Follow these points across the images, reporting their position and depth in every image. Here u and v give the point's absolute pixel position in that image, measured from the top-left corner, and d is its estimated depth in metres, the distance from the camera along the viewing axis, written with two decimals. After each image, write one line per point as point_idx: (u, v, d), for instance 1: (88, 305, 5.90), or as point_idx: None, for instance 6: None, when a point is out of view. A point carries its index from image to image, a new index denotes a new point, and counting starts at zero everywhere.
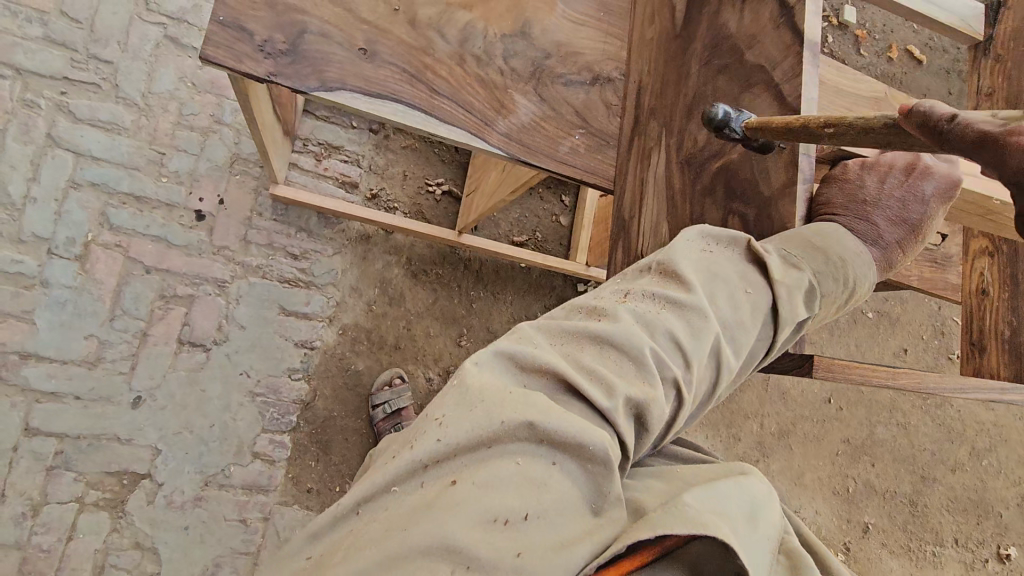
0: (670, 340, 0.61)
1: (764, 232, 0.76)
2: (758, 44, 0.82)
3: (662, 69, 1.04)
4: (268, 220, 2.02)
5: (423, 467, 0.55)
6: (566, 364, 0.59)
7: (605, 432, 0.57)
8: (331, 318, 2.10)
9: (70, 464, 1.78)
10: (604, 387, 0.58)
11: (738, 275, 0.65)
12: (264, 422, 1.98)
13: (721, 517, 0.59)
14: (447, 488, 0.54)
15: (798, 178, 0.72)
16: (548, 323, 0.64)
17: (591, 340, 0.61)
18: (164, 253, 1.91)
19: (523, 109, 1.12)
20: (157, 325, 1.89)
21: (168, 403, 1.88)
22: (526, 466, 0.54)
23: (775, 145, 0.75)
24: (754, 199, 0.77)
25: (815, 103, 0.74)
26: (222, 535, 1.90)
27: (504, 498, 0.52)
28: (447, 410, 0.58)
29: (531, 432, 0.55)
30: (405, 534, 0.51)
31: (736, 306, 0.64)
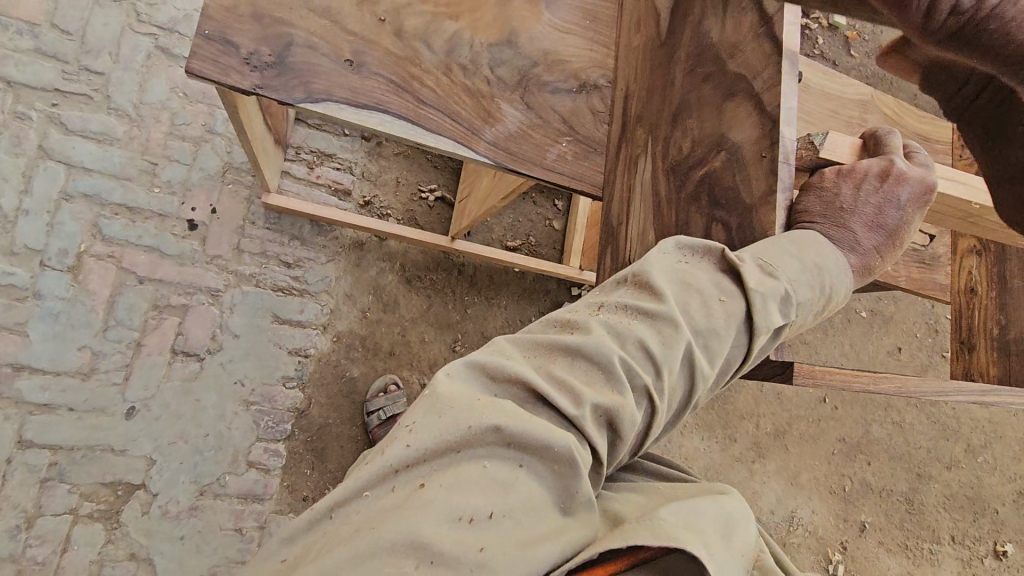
0: (641, 347, 0.62)
1: (746, 239, 0.77)
2: (739, 53, 0.83)
3: (647, 76, 1.05)
4: (261, 229, 2.03)
5: (395, 473, 0.55)
6: (537, 374, 0.60)
7: (572, 437, 0.57)
8: (325, 325, 2.10)
9: (64, 475, 1.78)
10: (575, 396, 0.59)
11: (710, 281, 0.66)
12: (259, 431, 1.98)
13: (696, 532, 0.60)
14: (416, 492, 0.54)
15: (778, 186, 0.73)
16: (522, 335, 0.65)
17: (562, 350, 0.62)
18: (157, 263, 1.91)
19: (509, 117, 1.13)
20: (151, 335, 1.89)
21: (163, 412, 1.88)
22: (496, 471, 0.55)
23: (756, 152, 0.76)
24: (736, 207, 0.78)
25: (794, 111, 0.74)
26: (218, 544, 1.89)
27: (473, 501, 0.53)
28: (420, 416, 0.58)
29: (501, 439, 0.56)
30: (373, 535, 0.51)
31: (708, 313, 0.64)
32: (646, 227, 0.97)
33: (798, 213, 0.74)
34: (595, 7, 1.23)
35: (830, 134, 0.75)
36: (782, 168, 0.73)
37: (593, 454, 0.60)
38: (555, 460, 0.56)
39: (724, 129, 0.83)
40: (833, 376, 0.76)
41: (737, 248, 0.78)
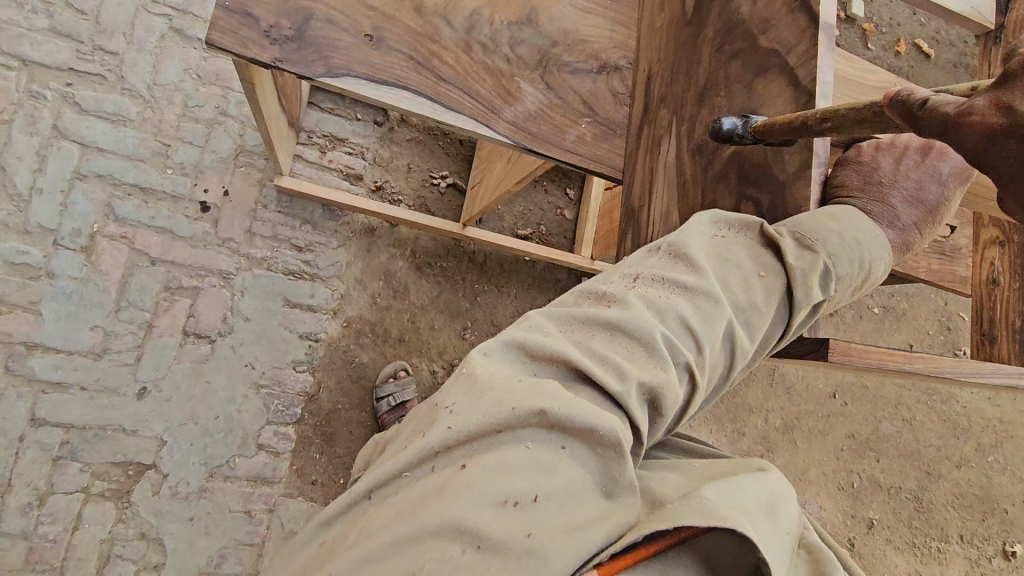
0: (682, 324, 0.60)
1: (776, 217, 0.75)
2: (771, 28, 0.81)
3: (673, 57, 1.04)
4: (273, 213, 2.02)
5: (434, 455, 0.55)
6: (576, 351, 0.58)
7: (616, 418, 0.56)
8: (335, 310, 2.10)
9: (76, 454, 1.79)
10: (616, 374, 0.57)
11: (749, 256, 0.65)
12: (268, 414, 1.98)
13: (739, 516, 0.58)
14: (457, 474, 0.53)
15: (813, 161, 0.71)
16: (558, 310, 0.63)
17: (601, 327, 0.60)
18: (169, 244, 1.91)
19: (529, 97, 1.12)
20: (163, 317, 1.89)
21: (173, 394, 1.88)
22: (537, 451, 0.54)
23: (790, 127, 0.74)
24: (768, 184, 0.77)
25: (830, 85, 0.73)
26: (226, 526, 1.90)
27: (515, 483, 0.52)
28: (458, 398, 0.57)
29: (544, 418, 0.54)
30: (417, 520, 0.51)
31: (750, 289, 0.63)
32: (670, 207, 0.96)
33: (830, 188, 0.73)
34: None
35: None
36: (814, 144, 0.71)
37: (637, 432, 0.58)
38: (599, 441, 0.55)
39: (756, 107, 0.82)
40: (868, 356, 0.74)
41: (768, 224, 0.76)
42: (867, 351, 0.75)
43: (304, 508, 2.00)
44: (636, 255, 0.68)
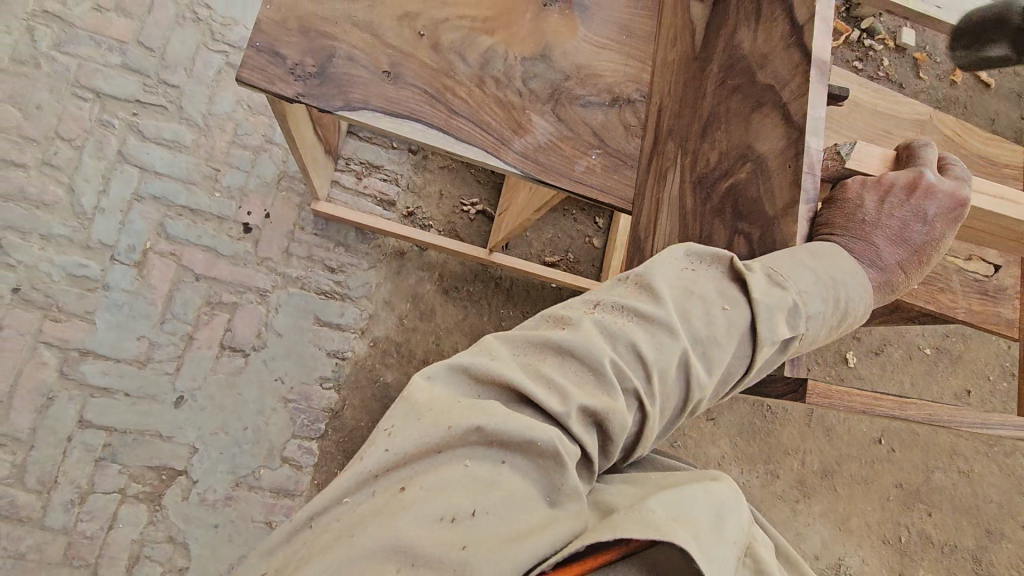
0: (633, 351, 0.61)
1: (766, 253, 0.74)
2: (768, 63, 0.81)
3: (681, 92, 1.06)
4: (309, 235, 2.13)
5: (377, 474, 0.57)
6: (521, 373, 0.59)
7: (558, 435, 0.57)
8: (362, 329, 2.16)
9: (116, 456, 1.90)
10: (559, 395, 0.58)
11: (715, 289, 0.64)
12: (294, 428, 2.05)
13: (688, 532, 0.58)
14: (397, 493, 0.55)
15: (800, 198, 0.70)
16: (512, 333, 0.64)
17: (551, 349, 0.61)
18: (213, 262, 2.04)
19: (539, 129, 1.15)
20: (202, 330, 2.00)
21: (207, 404, 1.98)
22: (477, 467, 0.55)
23: (780, 163, 0.74)
24: (759, 218, 0.76)
25: (821, 121, 0.71)
26: (248, 535, 1.96)
27: (452, 500, 0.54)
28: (402, 418, 0.59)
29: (482, 435, 0.56)
30: (355, 539, 0.53)
31: (710, 320, 0.63)
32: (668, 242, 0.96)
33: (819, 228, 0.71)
34: (630, 23, 1.24)
35: (859, 145, 0.74)
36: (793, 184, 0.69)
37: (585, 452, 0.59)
38: (537, 456, 0.56)
39: (751, 141, 0.81)
40: (853, 400, 0.71)
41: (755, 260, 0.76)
42: (852, 394, 0.71)
43: None
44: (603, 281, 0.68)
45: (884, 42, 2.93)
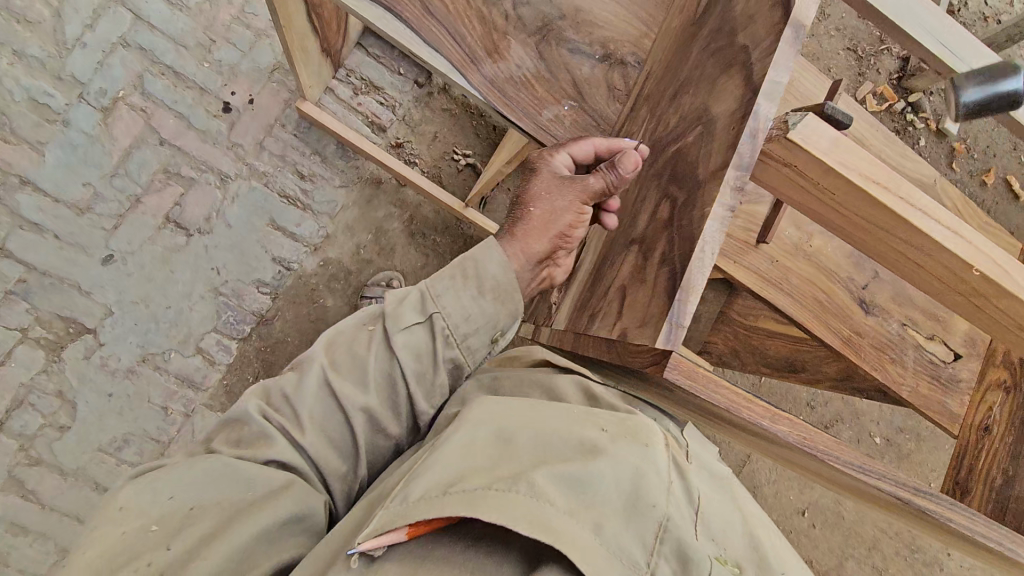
0: (411, 346, 0.92)
1: (682, 214, 0.65)
2: (751, 24, 0.71)
3: (670, 58, 0.97)
4: (289, 134, 2.05)
5: (132, 497, 0.77)
6: (395, 309, 0.93)
7: (375, 366, 0.91)
8: (317, 247, 2.10)
9: (28, 295, 1.84)
10: (400, 317, 0.92)
11: (481, 303, 0.93)
12: (218, 322, 1.99)
13: (557, 510, 0.70)
14: (143, 506, 0.77)
15: (731, 161, 0.60)
16: (337, 334, 0.95)
17: (432, 279, 0.95)
18: (181, 131, 1.96)
19: (515, 59, 1.06)
20: (152, 196, 1.93)
21: (136, 272, 1.91)
22: (256, 450, 0.85)
23: (726, 127, 0.65)
24: (689, 182, 0.67)
25: (780, 85, 0.61)
26: (140, 414, 1.90)
27: (236, 484, 0.81)
28: (138, 470, 0.84)
29: (258, 416, 0.87)
30: (107, 554, 0.73)
31: (465, 315, 0.92)
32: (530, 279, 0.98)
33: (704, 186, 0.63)
34: None
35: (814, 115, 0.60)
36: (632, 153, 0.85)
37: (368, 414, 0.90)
38: (365, 365, 0.91)
39: (709, 103, 0.73)
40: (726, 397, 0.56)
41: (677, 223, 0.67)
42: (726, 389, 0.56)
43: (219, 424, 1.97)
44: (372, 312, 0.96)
45: (927, 122, 2.81)
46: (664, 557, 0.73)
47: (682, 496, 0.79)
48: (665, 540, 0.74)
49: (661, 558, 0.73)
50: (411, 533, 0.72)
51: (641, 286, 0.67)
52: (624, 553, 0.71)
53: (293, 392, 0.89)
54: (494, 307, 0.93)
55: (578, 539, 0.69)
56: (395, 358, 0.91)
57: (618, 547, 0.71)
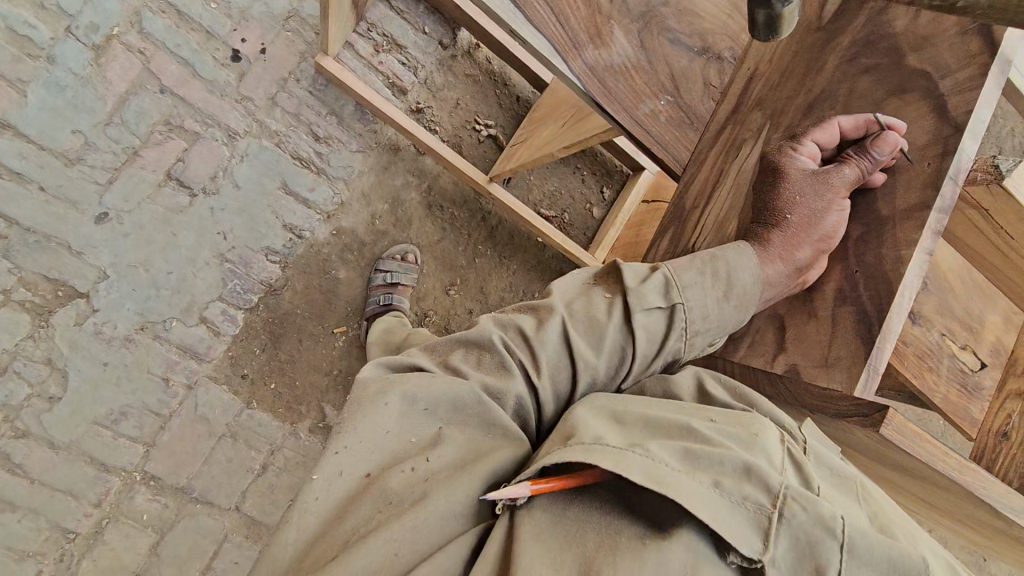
0: (646, 320, 0.80)
1: (863, 252, 0.78)
2: (927, 47, 0.78)
3: (790, 62, 0.93)
4: (303, 90, 1.92)
5: (397, 398, 0.72)
6: (640, 283, 0.81)
7: (609, 338, 0.80)
8: (329, 215, 1.98)
9: (8, 252, 1.64)
10: (643, 278, 0.82)
11: (723, 292, 0.81)
12: (224, 290, 1.84)
13: (669, 467, 0.63)
14: (404, 409, 0.73)
15: (935, 205, 0.72)
16: (565, 288, 0.86)
17: (677, 264, 0.83)
18: (185, 79, 1.79)
19: (617, 47, 1.07)
20: (151, 149, 1.76)
21: (134, 232, 1.74)
22: (497, 383, 0.76)
23: (919, 156, 0.76)
24: (870, 218, 0.79)
25: (983, 125, 0.73)
26: (139, 385, 1.75)
27: (483, 426, 0.74)
28: (390, 360, 0.79)
29: (500, 348, 0.78)
30: (375, 447, 0.71)
31: (706, 304, 0.81)
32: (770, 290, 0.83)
33: (892, 228, 0.75)
34: None
35: None
36: (889, 138, 0.75)
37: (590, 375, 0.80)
38: (602, 325, 0.80)
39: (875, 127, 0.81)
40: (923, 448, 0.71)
41: (852, 259, 0.79)
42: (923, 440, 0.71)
43: (224, 398, 1.84)
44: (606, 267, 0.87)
45: None
46: (797, 514, 0.63)
47: (800, 475, 0.69)
48: (796, 498, 0.63)
49: (796, 510, 0.63)
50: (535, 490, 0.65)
51: (811, 321, 0.80)
52: (749, 501, 0.63)
53: (533, 333, 0.80)
54: (732, 306, 0.81)
55: (697, 494, 0.62)
56: (633, 332, 0.80)
57: (740, 498, 0.63)
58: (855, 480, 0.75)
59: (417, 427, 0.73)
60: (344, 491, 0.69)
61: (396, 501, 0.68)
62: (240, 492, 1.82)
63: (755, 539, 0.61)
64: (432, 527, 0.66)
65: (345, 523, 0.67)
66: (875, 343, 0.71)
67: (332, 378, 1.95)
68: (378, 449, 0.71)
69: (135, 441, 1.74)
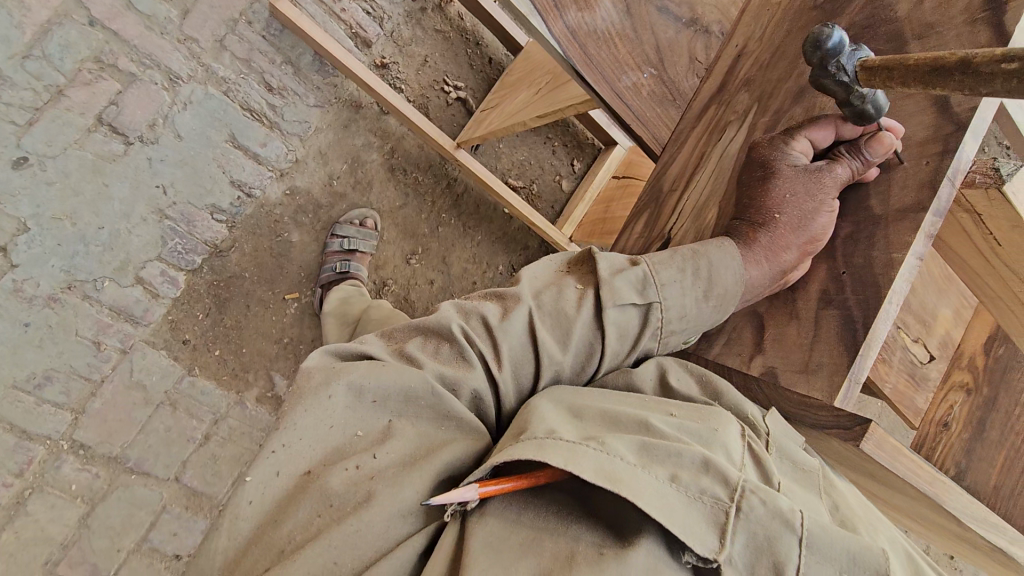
0: (618, 315, 0.76)
1: (850, 251, 0.76)
2: (932, 35, 0.75)
3: (782, 41, 0.89)
4: (255, 34, 1.76)
5: (341, 389, 0.67)
6: (615, 274, 0.77)
7: (577, 330, 0.76)
8: (282, 172, 1.85)
9: None
10: (616, 269, 0.78)
11: (700, 286, 0.78)
12: (163, 250, 1.70)
13: (624, 463, 0.59)
14: (351, 401, 0.67)
15: (931, 205, 0.69)
16: (533, 274, 0.81)
17: (656, 258, 0.79)
18: (118, 12, 1.61)
19: (601, 12, 1.00)
20: (79, 89, 1.58)
21: (58, 180, 1.56)
22: (455, 372, 0.71)
23: (916, 155, 0.73)
24: (860, 216, 0.76)
25: (984, 124, 0.70)
26: (66, 349, 1.60)
27: (435, 416, 0.69)
28: (336, 347, 0.74)
29: (457, 337, 0.73)
30: (317, 441, 0.66)
31: (683, 296, 0.78)
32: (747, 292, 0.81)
33: (884, 227, 0.73)
34: None
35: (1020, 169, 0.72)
36: (885, 138, 0.72)
37: (556, 369, 0.76)
38: (570, 317, 0.76)
39: None
40: (896, 459, 0.74)
41: (839, 258, 0.77)
42: (897, 452, 0.75)
43: (163, 364, 1.71)
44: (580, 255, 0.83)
45: None
46: (756, 508, 0.58)
47: (758, 471, 0.65)
48: (754, 491, 0.59)
49: (754, 503, 0.59)
50: (484, 492, 0.60)
51: (793, 322, 0.78)
52: (706, 495, 0.59)
53: (496, 322, 0.74)
54: (708, 302, 0.78)
55: (651, 491, 0.58)
56: (604, 325, 0.76)
57: (696, 493, 0.59)
58: (822, 474, 0.73)
59: (364, 417, 0.68)
60: (282, 491, 0.63)
61: (338, 503, 0.62)
62: (180, 461, 1.70)
63: (709, 536, 0.57)
64: (378, 530, 0.60)
65: (283, 526, 0.61)
66: (860, 351, 0.69)
67: (282, 346, 1.85)
68: (320, 442, 0.66)
69: (61, 409, 1.59)
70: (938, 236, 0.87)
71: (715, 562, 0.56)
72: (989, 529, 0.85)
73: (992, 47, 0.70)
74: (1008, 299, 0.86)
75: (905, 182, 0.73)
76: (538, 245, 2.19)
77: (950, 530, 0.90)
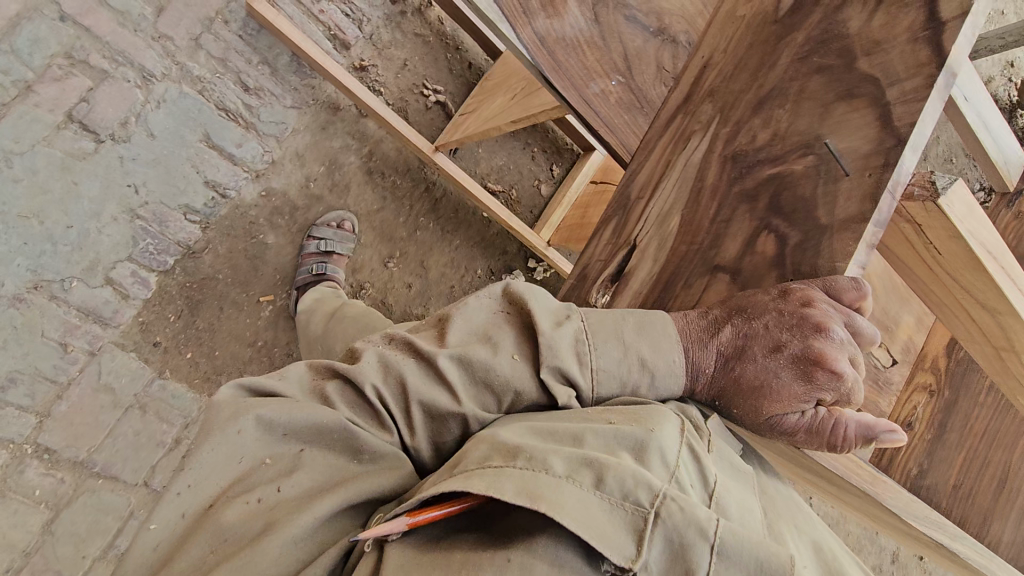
0: (560, 365, 0.73)
1: (803, 258, 0.78)
2: (880, 51, 0.78)
3: (744, 53, 0.91)
4: (232, 34, 1.75)
5: (250, 424, 0.66)
6: (554, 330, 0.74)
7: (517, 361, 0.73)
8: (259, 173, 1.83)
9: None
10: (556, 320, 0.75)
11: (641, 342, 0.76)
12: (134, 250, 1.68)
13: (552, 479, 0.60)
14: (259, 435, 0.67)
15: (874, 217, 0.72)
16: (467, 309, 0.76)
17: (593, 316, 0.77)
18: (90, 8, 1.59)
19: (570, 19, 1.02)
20: (48, 86, 1.55)
21: (25, 178, 1.54)
22: (366, 417, 0.71)
23: (861, 167, 0.76)
24: (803, 223, 0.79)
25: (925, 138, 0.73)
26: (31, 350, 1.56)
27: (347, 451, 0.69)
28: (250, 377, 0.71)
29: (373, 398, 0.71)
30: (220, 476, 0.65)
31: (627, 351, 0.75)
32: (778, 400, 0.73)
33: (832, 236, 0.76)
34: None
35: (958, 184, 0.74)
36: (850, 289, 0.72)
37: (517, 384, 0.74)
38: (508, 353, 0.73)
39: (823, 133, 0.80)
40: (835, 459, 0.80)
41: (789, 271, 0.79)
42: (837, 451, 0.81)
43: (133, 367, 1.69)
44: (525, 288, 0.77)
45: None
46: (673, 515, 0.59)
47: (695, 470, 0.67)
48: (673, 498, 0.60)
49: (673, 510, 0.60)
50: (415, 521, 0.60)
51: None
52: (627, 501, 0.60)
53: (413, 384, 0.71)
54: (652, 353, 0.76)
55: (573, 502, 0.59)
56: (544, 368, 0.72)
57: (618, 499, 0.60)
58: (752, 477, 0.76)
59: (272, 450, 0.67)
60: (187, 529, 0.64)
61: (232, 541, 0.62)
62: (149, 466, 1.68)
63: (627, 543, 0.58)
64: (274, 564, 0.60)
65: (175, 567, 0.61)
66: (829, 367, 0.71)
67: (256, 349, 1.83)
68: (223, 475, 0.66)
69: (25, 411, 1.55)
70: (885, 244, 0.90)
71: (630, 570, 0.57)
72: (932, 527, 0.89)
73: (933, 64, 0.73)
74: (952, 307, 0.89)
75: (853, 192, 0.75)
76: (516, 250, 2.21)
77: (900, 532, 0.94)
